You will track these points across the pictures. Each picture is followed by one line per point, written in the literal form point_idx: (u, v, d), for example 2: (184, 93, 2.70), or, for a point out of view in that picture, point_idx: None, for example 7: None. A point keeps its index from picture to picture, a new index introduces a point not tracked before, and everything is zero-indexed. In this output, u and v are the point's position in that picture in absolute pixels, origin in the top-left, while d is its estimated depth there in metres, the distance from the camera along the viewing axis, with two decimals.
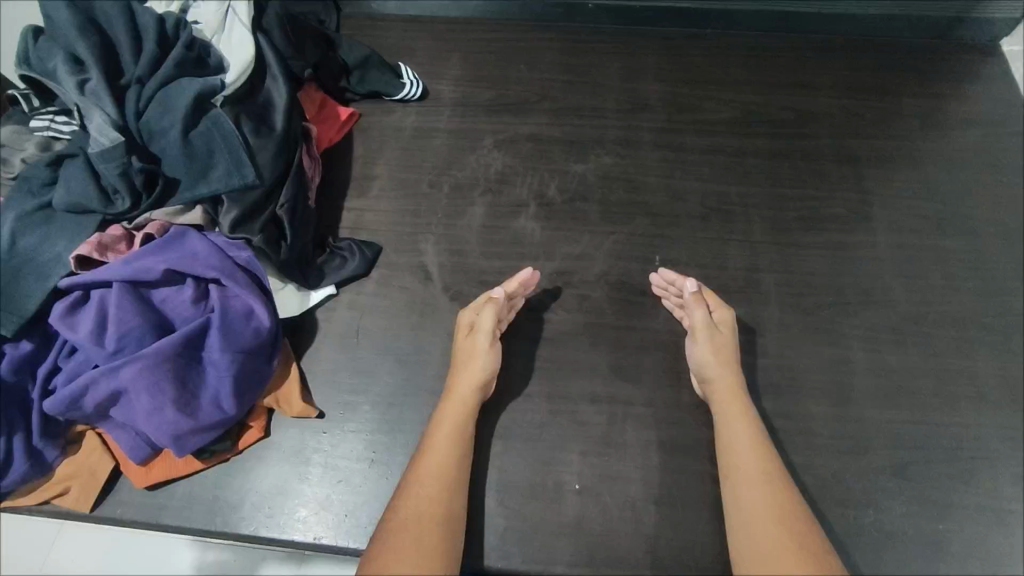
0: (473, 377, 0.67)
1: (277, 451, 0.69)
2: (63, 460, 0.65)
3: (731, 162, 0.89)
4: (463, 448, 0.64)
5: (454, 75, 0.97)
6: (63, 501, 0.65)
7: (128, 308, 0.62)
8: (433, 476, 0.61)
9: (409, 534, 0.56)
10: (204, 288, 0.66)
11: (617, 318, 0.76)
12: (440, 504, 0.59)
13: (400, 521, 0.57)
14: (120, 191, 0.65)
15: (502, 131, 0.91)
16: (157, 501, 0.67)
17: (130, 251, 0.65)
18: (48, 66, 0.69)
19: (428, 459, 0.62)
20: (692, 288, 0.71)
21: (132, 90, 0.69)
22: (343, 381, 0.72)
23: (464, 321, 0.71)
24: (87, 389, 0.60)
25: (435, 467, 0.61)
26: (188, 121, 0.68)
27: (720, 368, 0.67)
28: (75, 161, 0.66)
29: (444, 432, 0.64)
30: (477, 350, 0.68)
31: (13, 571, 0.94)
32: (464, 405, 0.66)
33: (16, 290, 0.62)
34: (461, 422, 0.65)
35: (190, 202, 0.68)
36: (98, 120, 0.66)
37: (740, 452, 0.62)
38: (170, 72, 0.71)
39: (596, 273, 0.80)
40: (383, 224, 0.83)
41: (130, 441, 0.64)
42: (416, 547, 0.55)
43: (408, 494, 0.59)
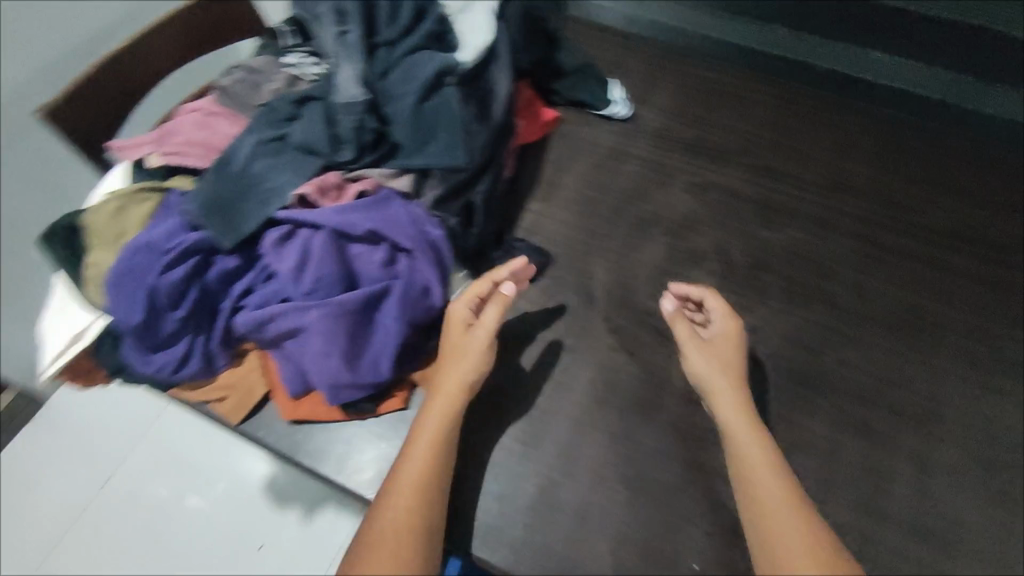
0: (462, 374, 0.64)
1: (413, 427, 0.70)
2: (227, 369, 0.70)
3: (936, 274, 0.81)
4: (448, 452, 0.61)
5: (661, 104, 0.95)
6: (219, 406, 0.69)
7: (329, 254, 0.65)
8: (410, 486, 0.58)
9: (388, 543, 0.55)
10: (394, 256, 0.69)
11: (772, 405, 0.72)
12: (422, 513, 0.57)
13: (380, 527, 0.56)
14: (345, 143, 0.68)
15: (696, 176, 0.88)
16: (294, 436, 0.70)
17: (343, 201, 0.68)
18: (316, 11, 0.73)
19: (410, 464, 0.60)
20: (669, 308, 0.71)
21: (383, 54, 0.73)
22: (487, 379, 0.73)
23: (457, 314, 0.67)
24: (275, 317, 0.65)
25: (419, 473, 0.59)
26: (425, 93, 0.71)
27: (730, 386, 0.66)
28: (316, 104, 0.69)
29: (427, 435, 0.61)
30: (459, 344, 0.66)
31: (125, 428, 1.25)
32: (450, 403, 0.63)
33: (239, 209, 0.65)
34: (444, 423, 0.62)
35: (403, 168, 0.70)
36: (348, 71, 0.69)
37: (764, 490, 0.58)
38: (419, 44, 0.74)
39: (761, 350, 0.76)
40: (559, 236, 0.83)
41: (291, 374, 0.67)
42: (391, 557, 0.54)
43: (390, 498, 0.58)
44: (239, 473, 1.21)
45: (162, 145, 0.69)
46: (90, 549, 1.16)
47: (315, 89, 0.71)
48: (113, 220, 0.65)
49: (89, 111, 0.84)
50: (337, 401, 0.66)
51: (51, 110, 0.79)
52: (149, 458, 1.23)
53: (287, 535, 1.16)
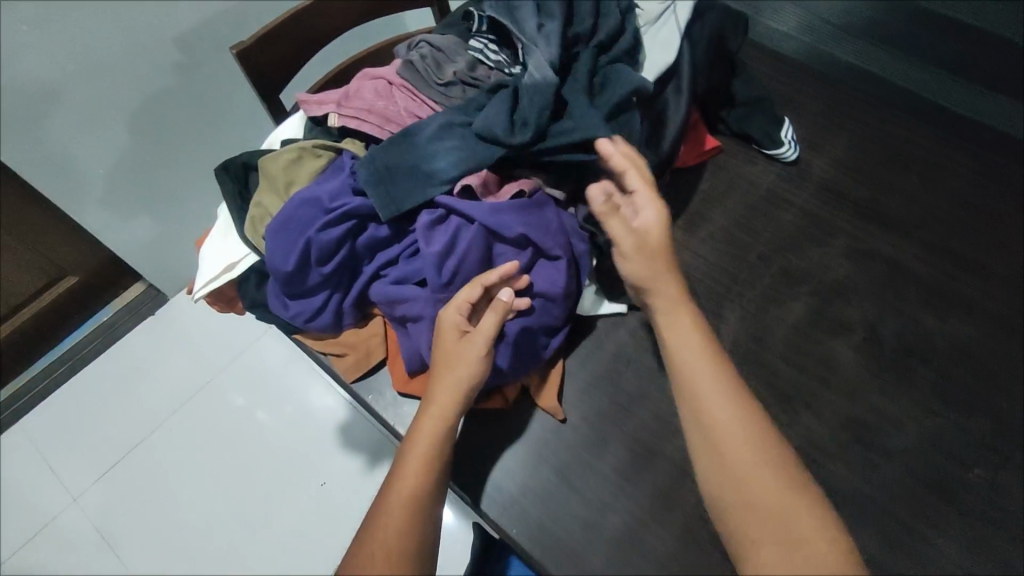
0: (455, 386, 0.61)
1: (513, 428, 0.71)
2: (352, 329, 0.73)
3: None
4: (438, 469, 0.59)
5: (834, 154, 0.88)
6: (338, 361, 0.73)
7: (476, 250, 0.66)
8: (399, 507, 0.56)
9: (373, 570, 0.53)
10: (534, 261, 0.69)
11: (892, 506, 0.67)
12: (413, 535, 0.55)
13: (365, 557, 0.53)
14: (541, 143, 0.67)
15: (859, 240, 0.82)
16: (399, 407, 0.72)
17: (499, 199, 0.67)
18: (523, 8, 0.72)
19: (397, 487, 0.57)
20: (601, 203, 0.62)
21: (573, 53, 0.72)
22: (595, 400, 0.72)
23: (449, 324, 0.63)
24: (411, 299, 0.67)
25: (404, 493, 0.57)
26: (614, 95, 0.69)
27: (668, 289, 0.62)
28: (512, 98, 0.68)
29: (417, 452, 0.59)
30: (452, 352, 0.62)
31: (226, 339, 1.34)
32: (441, 416, 0.61)
33: (405, 184, 0.66)
34: (433, 439, 0.60)
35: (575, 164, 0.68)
36: (539, 57, 0.68)
37: (745, 467, 0.54)
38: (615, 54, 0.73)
39: (893, 445, 0.69)
40: (696, 271, 0.80)
41: (411, 350, 0.69)
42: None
43: (378, 521, 0.56)
44: (307, 401, 1.28)
45: (342, 105, 0.71)
46: (168, 445, 1.25)
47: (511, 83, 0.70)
48: (286, 170, 0.69)
49: (274, 55, 0.89)
50: None
51: (243, 49, 0.84)
52: (229, 372, 1.31)
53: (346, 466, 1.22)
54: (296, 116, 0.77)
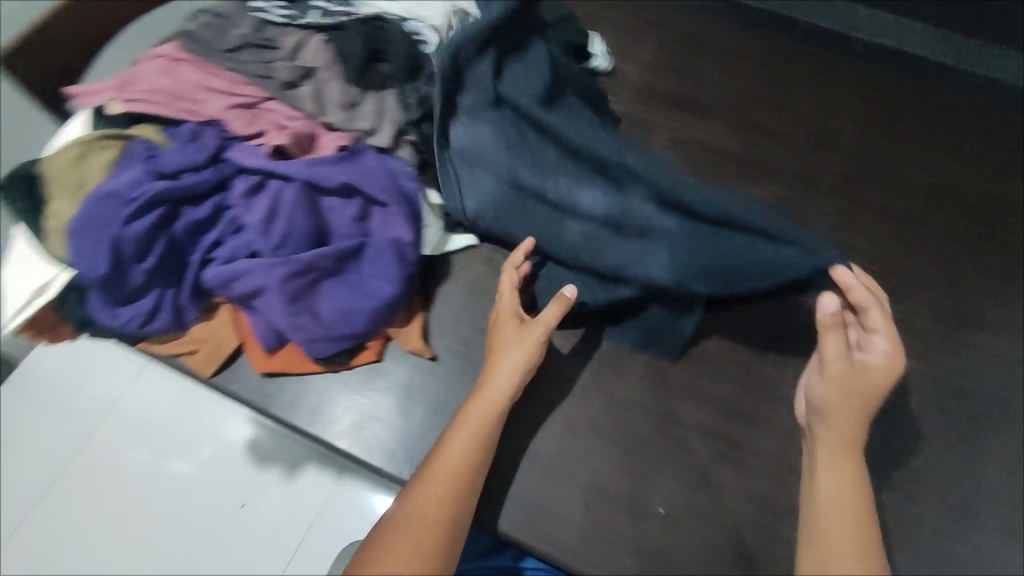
0: (511, 371, 0.64)
1: (387, 380, 0.70)
2: (198, 323, 0.69)
3: (911, 231, 0.80)
4: (483, 450, 0.61)
5: (642, 58, 0.92)
6: (190, 359, 0.69)
7: (299, 209, 0.64)
8: (446, 475, 0.59)
9: (407, 532, 0.55)
10: (367, 209, 0.68)
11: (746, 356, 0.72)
12: (448, 506, 0.57)
13: (398, 523, 0.56)
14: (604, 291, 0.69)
15: (676, 131, 0.87)
16: (269, 388, 0.70)
17: (313, 156, 0.66)
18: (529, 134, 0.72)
19: (444, 458, 0.60)
20: (830, 309, 0.58)
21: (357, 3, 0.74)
22: (462, 333, 0.72)
23: (508, 309, 0.67)
24: (243, 275, 0.64)
25: (448, 464, 0.59)
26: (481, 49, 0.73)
27: (841, 398, 0.59)
28: (508, 201, 0.69)
29: (467, 429, 0.61)
30: (511, 341, 0.65)
31: (104, 385, 1.22)
32: (491, 399, 0.63)
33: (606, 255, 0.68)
34: (487, 420, 0.62)
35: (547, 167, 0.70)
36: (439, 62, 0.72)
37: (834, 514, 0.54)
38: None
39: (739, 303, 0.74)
40: None
41: (264, 329, 0.66)
42: (411, 546, 0.54)
43: (415, 489, 0.58)
44: (210, 432, 1.17)
45: (122, 91, 0.67)
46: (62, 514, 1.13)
47: (496, 189, 0.70)
48: (77, 170, 0.64)
49: (46, 60, 0.80)
50: (314, 354, 0.67)
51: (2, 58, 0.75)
52: (113, 427, 1.18)
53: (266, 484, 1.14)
54: (77, 115, 0.70)
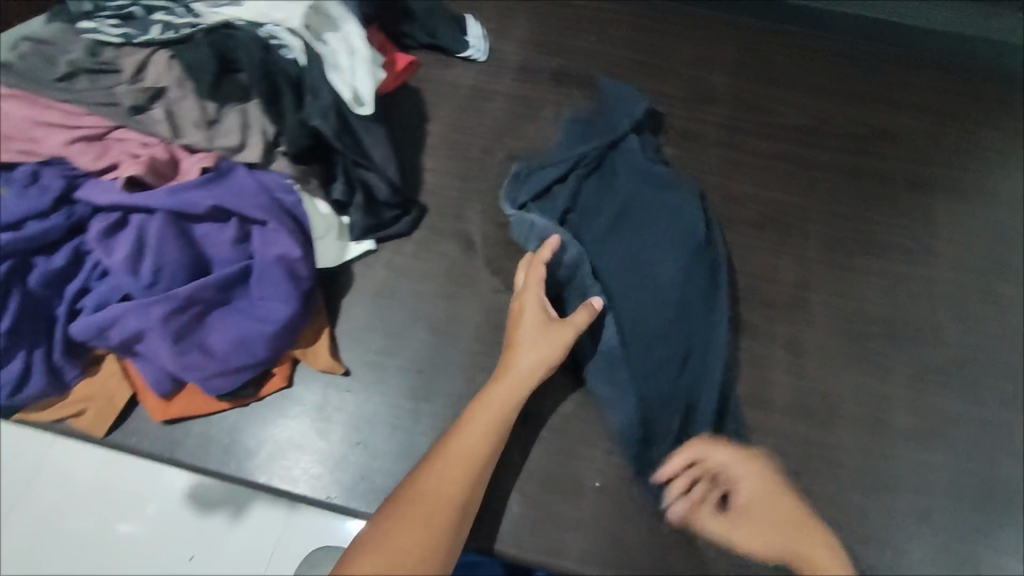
0: (530, 369, 0.63)
1: (299, 404, 0.67)
2: (81, 381, 0.63)
3: (797, 172, 0.83)
4: (500, 438, 0.60)
5: (520, 36, 0.91)
6: (77, 422, 0.63)
7: (168, 241, 0.60)
8: (460, 461, 0.58)
9: (420, 512, 0.54)
10: (246, 229, 0.64)
11: None
12: (462, 490, 0.57)
13: (405, 505, 0.55)
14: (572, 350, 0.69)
15: (565, 104, 0.86)
16: (173, 436, 0.65)
17: (175, 183, 0.62)
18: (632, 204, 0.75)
19: (460, 445, 0.59)
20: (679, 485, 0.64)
21: (203, 12, 0.68)
22: (372, 342, 0.70)
23: (534, 303, 0.66)
24: (116, 321, 0.59)
25: (463, 449, 0.58)
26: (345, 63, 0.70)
27: (762, 503, 0.62)
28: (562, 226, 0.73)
29: (484, 414, 0.61)
30: (534, 338, 0.64)
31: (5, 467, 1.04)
32: (511, 388, 0.62)
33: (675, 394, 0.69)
34: (506, 406, 0.61)
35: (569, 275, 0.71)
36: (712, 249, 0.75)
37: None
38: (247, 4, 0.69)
39: None
40: (431, 185, 0.80)
41: (155, 375, 0.62)
42: (423, 527, 0.54)
43: (430, 470, 0.57)
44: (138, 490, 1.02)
45: None
46: None
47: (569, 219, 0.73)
48: None
49: None
50: (214, 392, 0.62)
51: None
52: (23, 505, 1.03)
53: (209, 534, 1.00)
54: None
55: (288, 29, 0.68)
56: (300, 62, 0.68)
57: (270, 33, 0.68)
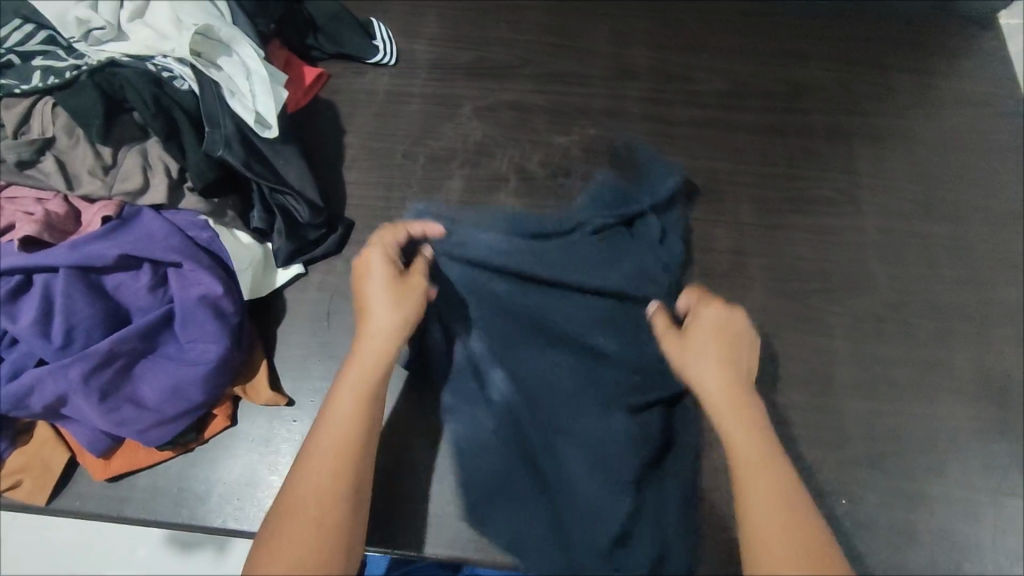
0: (381, 331, 0.61)
1: (246, 441, 0.65)
2: (14, 450, 0.62)
3: (721, 138, 0.83)
4: (371, 415, 0.58)
5: (430, 33, 0.89)
6: (15, 494, 0.61)
7: (78, 298, 0.58)
8: (332, 447, 0.56)
9: (306, 517, 0.52)
10: (161, 273, 0.62)
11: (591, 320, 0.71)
12: (345, 480, 0.55)
13: (290, 508, 0.53)
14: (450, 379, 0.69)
15: (482, 98, 0.85)
16: (118, 492, 0.63)
17: (79, 236, 0.60)
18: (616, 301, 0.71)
19: (330, 434, 0.56)
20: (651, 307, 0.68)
21: (87, 53, 0.65)
22: (314, 367, 0.69)
23: (382, 258, 0.65)
24: (34, 387, 0.56)
25: (332, 442, 0.56)
26: (245, 84, 0.67)
27: (719, 384, 0.61)
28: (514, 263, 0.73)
29: (347, 401, 0.58)
30: (386, 295, 0.63)
31: None
32: (371, 371, 0.60)
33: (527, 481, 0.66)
34: (367, 388, 0.59)
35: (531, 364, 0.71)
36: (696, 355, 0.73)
37: (764, 515, 0.54)
38: (133, 37, 0.66)
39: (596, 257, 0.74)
40: (355, 199, 0.78)
41: (88, 435, 0.60)
42: (316, 528, 0.52)
43: (303, 472, 0.55)
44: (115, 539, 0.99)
45: None
46: None
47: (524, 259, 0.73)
48: None
49: None
50: (153, 444, 0.61)
51: None
52: None
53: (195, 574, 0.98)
54: None
55: (177, 57, 0.66)
56: (196, 91, 0.66)
57: (160, 65, 0.65)
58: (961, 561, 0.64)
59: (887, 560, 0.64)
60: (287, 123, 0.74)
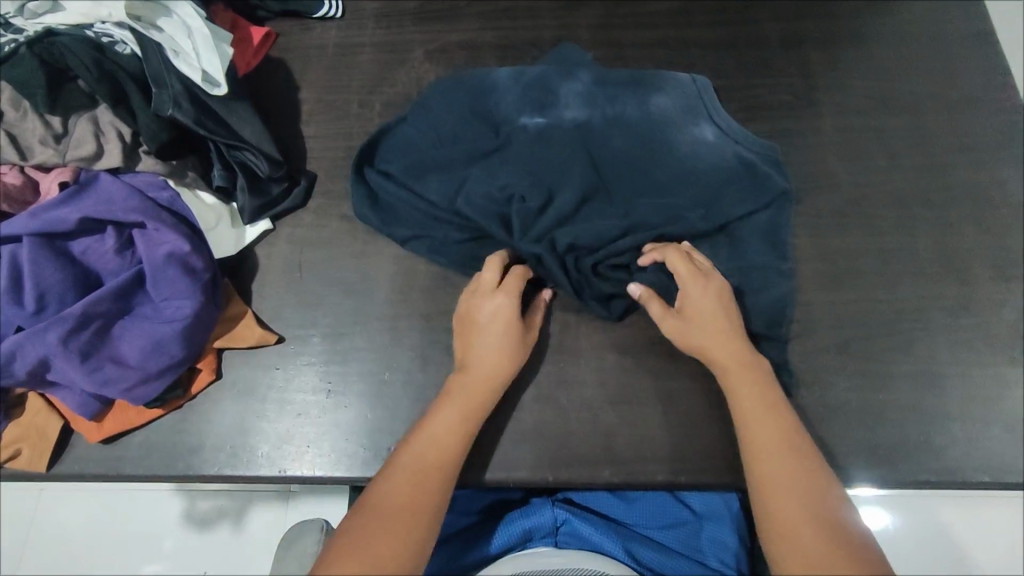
0: (488, 372, 0.62)
1: (232, 392, 0.67)
2: (8, 423, 0.64)
3: (674, 56, 0.83)
4: (468, 431, 0.60)
5: None
6: (15, 463, 0.64)
7: (46, 263, 0.59)
8: (416, 464, 0.57)
9: (391, 514, 0.54)
10: (126, 235, 0.63)
11: (620, 140, 0.71)
12: (433, 492, 0.56)
13: (365, 517, 0.55)
14: (489, 173, 0.69)
15: (432, 41, 0.84)
16: (114, 453, 0.65)
17: (40, 205, 0.61)
18: (671, 175, 0.71)
19: (414, 447, 0.58)
20: (636, 294, 0.65)
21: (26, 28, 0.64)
22: (290, 316, 0.70)
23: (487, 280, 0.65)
24: (16, 354, 0.58)
25: (424, 453, 0.58)
26: (186, 42, 0.67)
27: (715, 340, 0.62)
28: (698, 105, 0.74)
29: (446, 415, 0.60)
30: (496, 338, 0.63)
31: None
32: (476, 397, 0.61)
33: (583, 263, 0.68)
34: (468, 412, 0.60)
35: (550, 171, 0.69)
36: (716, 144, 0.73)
37: (767, 469, 0.56)
38: (68, 7, 0.64)
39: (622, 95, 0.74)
40: (314, 152, 0.79)
41: (76, 398, 0.62)
42: (402, 527, 0.54)
43: (390, 479, 0.57)
44: (143, 524, 1.00)
45: None
46: None
47: (678, 104, 0.74)
48: None
49: None
50: (140, 401, 0.62)
51: None
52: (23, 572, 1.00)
53: (218, 549, 0.99)
54: None
55: (116, 22, 0.65)
56: (139, 55, 0.65)
57: (100, 32, 0.65)
58: (931, 433, 0.66)
59: (862, 439, 0.66)
60: (237, 80, 0.74)
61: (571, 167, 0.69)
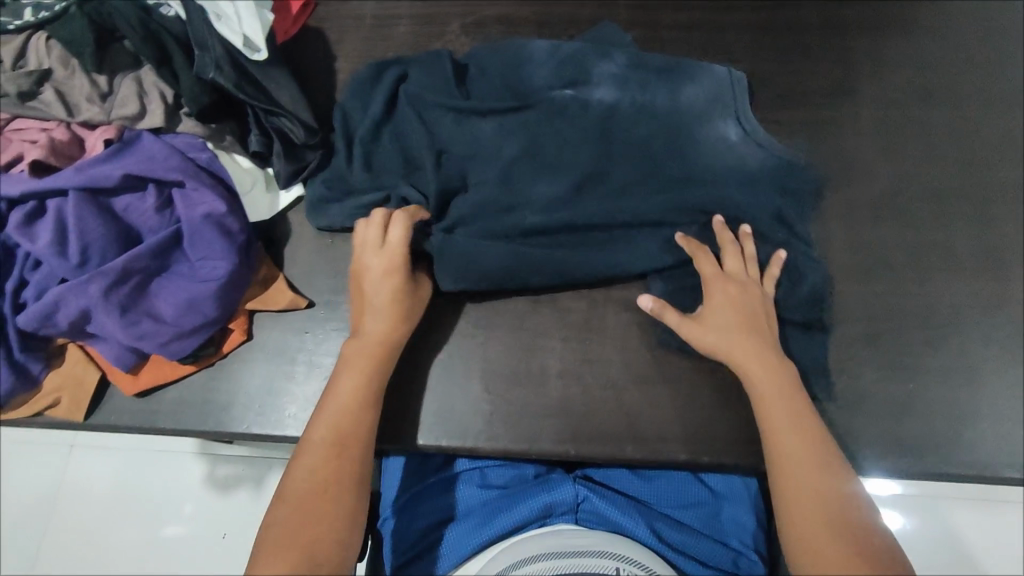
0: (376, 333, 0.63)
1: (263, 353, 0.69)
2: (49, 373, 0.66)
3: (712, 38, 0.81)
4: (369, 396, 0.60)
5: None
6: (55, 411, 0.66)
7: (90, 218, 0.61)
8: (326, 441, 0.58)
9: (311, 500, 0.55)
10: (166, 195, 0.65)
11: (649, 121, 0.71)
12: (350, 462, 0.57)
13: (286, 502, 0.56)
14: (500, 134, 0.71)
15: (469, 15, 0.84)
16: (149, 407, 0.67)
17: (87, 161, 0.63)
18: (690, 165, 0.70)
19: (315, 430, 0.59)
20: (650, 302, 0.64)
21: None
22: (322, 283, 0.71)
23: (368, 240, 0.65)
24: (59, 305, 0.60)
25: (332, 429, 0.58)
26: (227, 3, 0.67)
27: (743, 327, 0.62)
28: (733, 90, 0.73)
29: (341, 400, 0.60)
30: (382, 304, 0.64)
31: (31, 487, 1.06)
32: (369, 358, 0.62)
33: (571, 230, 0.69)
34: (365, 374, 0.61)
35: (563, 142, 0.70)
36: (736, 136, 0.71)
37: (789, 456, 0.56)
38: None
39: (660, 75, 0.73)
40: None
41: (114, 351, 0.63)
42: (322, 504, 0.55)
43: (303, 463, 0.57)
44: (168, 481, 1.03)
45: None
46: None
47: (710, 91, 0.72)
48: None
49: None
50: (174, 356, 0.64)
51: None
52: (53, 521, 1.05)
53: (237, 510, 1.01)
54: None
55: None
56: (183, 18, 0.66)
57: None
58: (961, 429, 0.65)
59: (890, 431, 0.65)
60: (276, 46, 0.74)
61: (587, 138, 0.70)
